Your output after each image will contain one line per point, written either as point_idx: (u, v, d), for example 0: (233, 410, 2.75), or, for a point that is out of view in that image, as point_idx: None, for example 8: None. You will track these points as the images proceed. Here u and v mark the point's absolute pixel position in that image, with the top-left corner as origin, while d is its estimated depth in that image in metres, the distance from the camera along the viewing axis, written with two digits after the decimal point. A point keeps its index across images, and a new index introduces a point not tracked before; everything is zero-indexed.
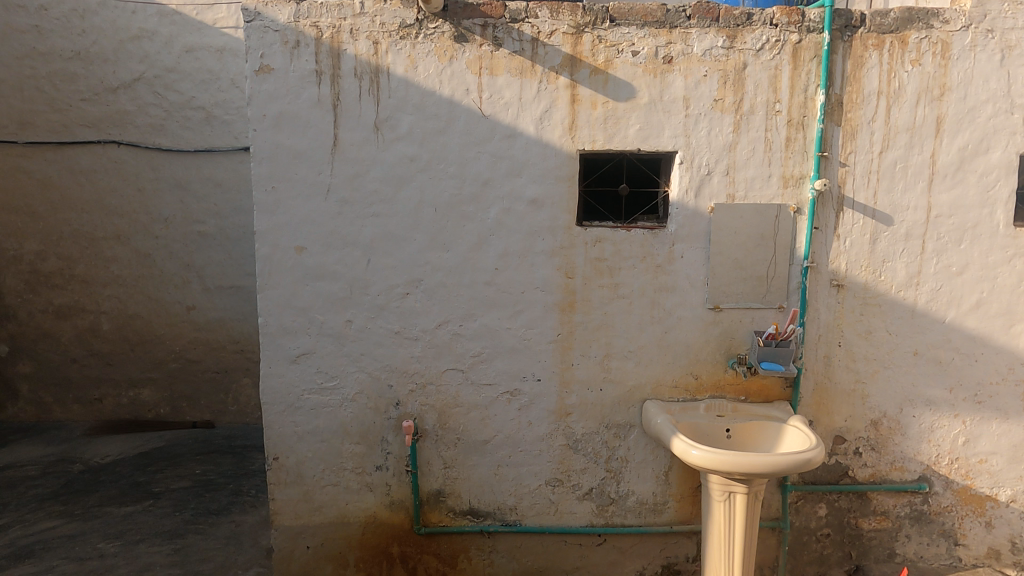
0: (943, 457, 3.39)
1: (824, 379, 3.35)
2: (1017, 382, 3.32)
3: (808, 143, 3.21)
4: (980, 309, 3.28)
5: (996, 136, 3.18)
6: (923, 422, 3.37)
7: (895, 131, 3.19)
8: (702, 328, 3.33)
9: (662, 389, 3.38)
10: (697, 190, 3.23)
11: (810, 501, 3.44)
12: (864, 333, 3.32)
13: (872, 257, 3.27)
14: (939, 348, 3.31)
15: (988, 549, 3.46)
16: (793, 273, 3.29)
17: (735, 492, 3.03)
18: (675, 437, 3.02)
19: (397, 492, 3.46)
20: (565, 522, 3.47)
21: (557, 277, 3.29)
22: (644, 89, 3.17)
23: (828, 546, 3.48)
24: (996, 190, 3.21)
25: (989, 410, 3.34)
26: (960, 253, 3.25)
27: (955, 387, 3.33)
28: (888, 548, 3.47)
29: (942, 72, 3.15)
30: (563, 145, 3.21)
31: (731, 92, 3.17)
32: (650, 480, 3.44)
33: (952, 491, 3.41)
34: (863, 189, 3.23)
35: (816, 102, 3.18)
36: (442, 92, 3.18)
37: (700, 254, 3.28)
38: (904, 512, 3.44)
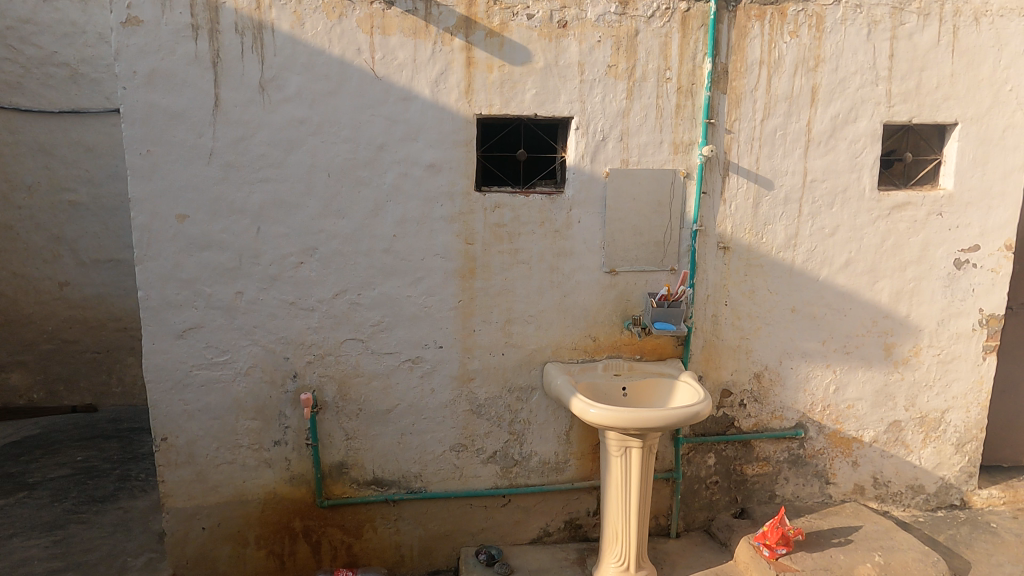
0: (817, 404, 3.68)
1: (713, 337, 3.54)
2: (879, 333, 3.64)
3: (696, 110, 3.33)
4: (848, 267, 3.55)
5: (863, 106, 3.42)
6: (799, 373, 3.64)
7: (775, 99, 3.36)
8: (599, 291, 3.43)
9: (561, 352, 3.46)
10: (593, 155, 3.29)
11: (700, 451, 3.65)
12: (748, 292, 3.52)
13: (755, 220, 3.46)
14: (814, 304, 3.56)
15: (855, 485, 3.80)
16: (684, 237, 3.43)
17: (631, 446, 3.17)
18: (575, 397, 3.11)
19: (297, 467, 3.38)
20: (470, 486, 3.51)
21: (456, 243, 3.28)
22: (540, 53, 3.16)
23: (716, 492, 3.71)
24: (863, 156, 3.46)
25: (856, 360, 3.65)
26: (832, 215, 3.49)
27: (827, 340, 3.61)
28: (769, 490, 3.75)
29: (817, 44, 3.33)
30: (459, 109, 3.17)
31: (624, 59, 3.23)
32: (552, 440, 3.54)
33: (824, 435, 3.72)
34: (746, 155, 3.39)
35: (703, 70, 3.29)
36: (332, 52, 3.04)
37: (597, 219, 3.35)
38: (783, 456, 3.72)
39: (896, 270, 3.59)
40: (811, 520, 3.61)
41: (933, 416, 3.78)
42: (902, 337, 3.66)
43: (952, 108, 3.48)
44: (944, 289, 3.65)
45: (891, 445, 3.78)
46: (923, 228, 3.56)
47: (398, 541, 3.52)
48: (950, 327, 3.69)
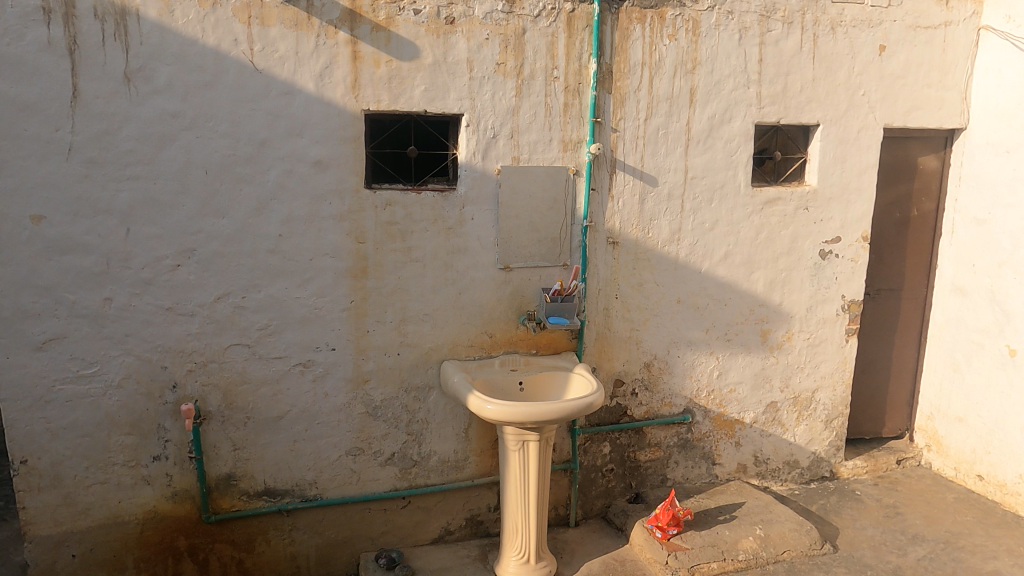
0: (702, 389, 3.88)
1: (605, 329, 3.65)
2: (756, 321, 3.89)
3: (583, 108, 3.41)
4: (727, 259, 3.77)
5: (737, 107, 3.63)
6: (685, 361, 3.82)
7: (657, 99, 3.50)
8: (494, 287, 3.44)
9: (458, 350, 3.45)
10: (484, 152, 3.30)
11: (595, 441, 3.75)
12: (637, 285, 3.65)
13: (641, 216, 3.59)
14: (697, 295, 3.75)
15: (739, 464, 4.04)
16: (575, 233, 3.51)
17: (528, 440, 3.21)
18: (471, 394, 3.11)
19: (180, 482, 3.18)
20: (368, 490, 3.44)
21: (346, 242, 3.19)
22: (427, 49, 3.14)
23: (612, 479, 3.83)
24: (738, 154, 3.68)
25: (736, 346, 3.88)
26: (711, 210, 3.69)
27: (710, 328, 3.81)
28: (661, 474, 3.92)
29: (693, 47, 3.50)
30: (346, 105, 3.08)
31: (512, 57, 3.26)
32: (451, 438, 3.53)
33: (710, 419, 3.92)
34: (631, 153, 3.52)
35: (589, 70, 3.38)
36: (206, 42, 2.88)
37: (489, 216, 3.37)
38: (673, 441, 3.90)
39: (770, 261, 3.84)
40: (700, 500, 3.80)
41: (805, 395, 4.08)
42: (776, 323, 3.92)
43: (814, 110, 3.76)
44: (812, 277, 3.94)
45: (769, 424, 4.05)
46: (792, 221, 3.83)
47: (293, 552, 3.40)
48: (818, 313, 3.99)
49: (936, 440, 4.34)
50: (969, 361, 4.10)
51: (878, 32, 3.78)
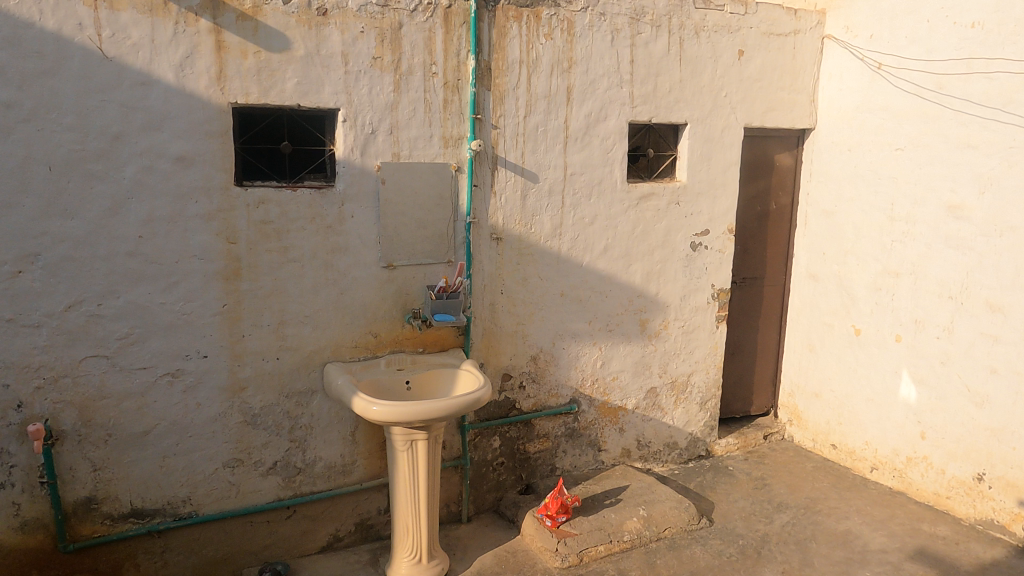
0: (587, 379, 4.00)
1: (491, 325, 3.68)
2: (635, 311, 4.07)
3: (462, 105, 3.41)
4: (606, 252, 3.91)
5: (611, 106, 3.76)
6: (570, 352, 3.92)
7: (535, 97, 3.56)
8: (378, 286, 3.38)
9: (342, 351, 3.36)
10: (362, 148, 3.22)
11: (485, 435, 3.77)
12: (521, 280, 3.71)
13: (523, 211, 3.65)
14: (579, 288, 3.87)
15: (623, 449, 4.21)
16: (458, 229, 3.51)
17: (416, 439, 3.18)
18: (356, 396, 3.04)
19: (31, 511, 2.89)
20: (249, 502, 3.28)
21: (216, 243, 3.01)
22: (299, 41, 3.01)
23: (502, 472, 3.88)
24: (613, 152, 3.82)
25: (617, 336, 4.03)
26: (590, 205, 3.81)
27: (592, 320, 3.94)
28: (550, 464, 4.01)
29: (569, 47, 3.59)
30: (211, 97, 2.91)
31: (388, 51, 3.20)
32: (337, 442, 3.43)
33: (595, 407, 4.06)
34: (512, 150, 3.56)
35: (467, 67, 3.38)
36: (44, 25, 2.61)
37: (370, 213, 3.30)
38: (560, 431, 4.00)
39: (646, 254, 4.02)
40: (587, 486, 3.92)
41: (682, 380, 4.32)
42: (654, 312, 4.12)
43: (682, 110, 3.97)
44: (684, 268, 4.17)
45: (650, 409, 4.25)
46: (665, 215, 4.04)
47: None
48: (691, 301, 4.23)
49: (796, 415, 4.72)
50: (822, 341, 4.50)
51: (737, 37, 4.05)
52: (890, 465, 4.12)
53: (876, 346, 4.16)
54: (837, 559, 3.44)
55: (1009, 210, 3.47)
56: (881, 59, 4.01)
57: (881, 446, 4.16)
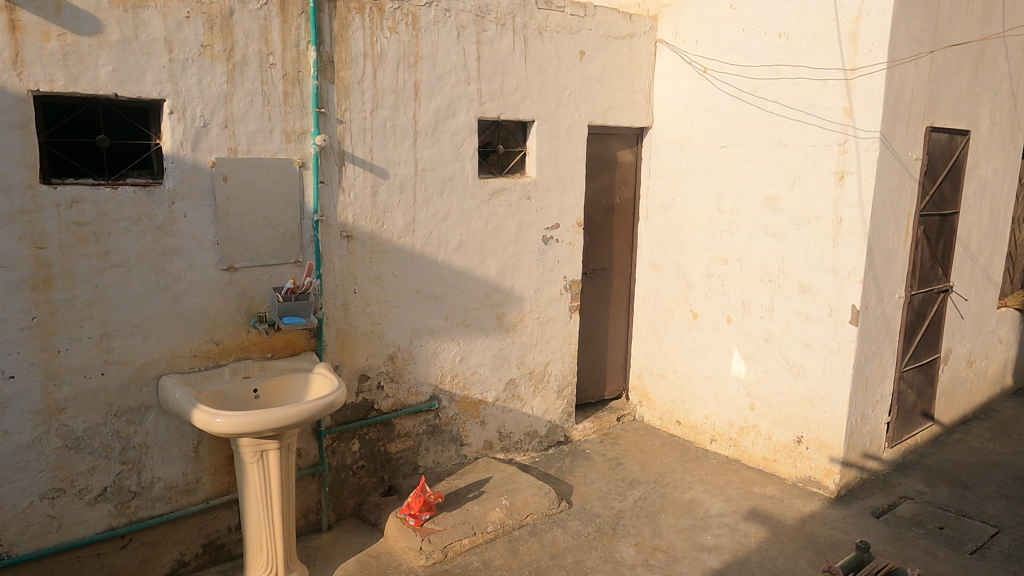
0: (446, 375, 4.01)
1: (345, 325, 3.57)
2: (491, 305, 4.13)
3: (305, 98, 3.28)
4: (461, 248, 3.93)
5: (460, 102, 3.78)
6: (428, 349, 3.91)
7: (382, 92, 3.50)
8: (218, 290, 3.16)
9: (179, 362, 3.11)
10: (194, 143, 3.00)
11: (343, 440, 3.66)
12: (375, 279, 3.63)
13: (374, 208, 3.57)
14: (435, 285, 3.86)
15: (485, 441, 4.26)
16: (305, 227, 3.36)
17: (267, 450, 3.02)
18: (197, 409, 2.83)
19: None
20: (75, 535, 2.95)
21: (20, 248, 2.67)
22: (112, 24, 2.74)
23: (363, 476, 3.79)
24: (463, 148, 3.85)
25: (474, 330, 4.07)
26: (443, 201, 3.81)
27: (449, 315, 3.95)
28: (412, 463, 3.97)
29: (414, 42, 3.56)
30: (5, 84, 2.57)
31: (219, 40, 3.00)
32: (178, 460, 3.17)
33: (455, 402, 4.07)
34: (360, 145, 3.47)
35: (308, 58, 3.25)
36: None
37: (206, 212, 3.08)
38: (422, 429, 3.97)
39: (499, 249, 4.10)
40: (451, 482, 3.93)
41: (539, 369, 4.45)
42: (509, 306, 4.21)
43: (529, 108, 4.08)
44: (537, 262, 4.30)
45: (510, 401, 4.34)
46: (517, 210, 4.13)
47: None
48: (544, 293, 4.37)
49: (645, 396, 5.04)
50: (665, 325, 4.83)
51: (578, 39, 4.23)
52: (727, 436, 4.51)
53: (711, 328, 4.53)
54: (683, 527, 3.71)
55: (814, 201, 3.91)
56: (705, 64, 4.37)
57: (718, 419, 4.54)
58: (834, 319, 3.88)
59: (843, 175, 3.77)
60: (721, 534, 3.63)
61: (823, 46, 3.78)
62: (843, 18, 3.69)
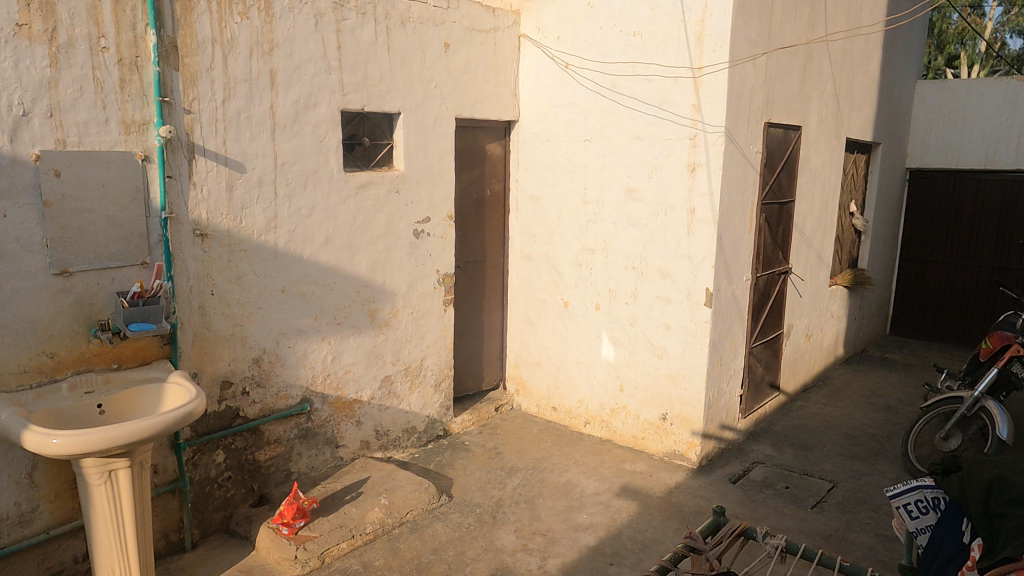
0: (318, 376, 3.87)
1: (203, 330, 3.34)
2: (363, 302, 4.03)
3: (145, 85, 3.02)
4: (328, 245, 3.80)
5: (320, 92, 3.65)
6: (297, 350, 3.75)
7: (234, 80, 3.30)
8: (50, 298, 2.85)
9: (5, 379, 2.77)
10: (12, 134, 2.67)
11: (206, 451, 3.44)
12: (235, 279, 3.43)
13: (230, 204, 3.36)
14: (302, 283, 3.71)
15: (362, 441, 4.17)
16: (152, 226, 3.11)
17: (116, 469, 2.77)
18: (28, 431, 2.53)
19: None
20: None
21: None
22: None
23: (230, 488, 3.58)
24: (327, 140, 3.72)
25: (346, 328, 3.96)
26: (306, 196, 3.67)
27: (319, 314, 3.81)
28: (284, 469, 3.81)
29: (268, 28, 3.39)
30: None
31: (38, 18, 2.69)
32: (9, 489, 2.84)
33: (328, 403, 3.95)
34: (211, 137, 3.25)
35: (147, 43, 2.99)
36: None
37: (31, 212, 2.76)
38: (293, 434, 3.81)
39: (369, 244, 4.01)
40: (326, 485, 3.81)
41: (415, 365, 4.40)
42: (382, 302, 4.13)
43: (395, 100, 4.01)
44: (409, 256, 4.25)
45: (386, 398, 4.27)
46: (386, 204, 4.06)
47: None
48: (418, 287, 4.33)
49: (522, 384, 5.15)
50: (538, 315, 4.96)
51: (441, 31, 4.21)
52: (599, 418, 4.71)
53: (581, 315, 4.70)
54: (560, 509, 3.83)
55: (670, 191, 4.15)
56: (567, 60, 4.51)
57: (591, 402, 4.73)
58: (691, 302, 4.15)
59: (695, 167, 4.03)
60: (596, 512, 3.78)
61: (673, 46, 4.01)
62: (690, 19, 3.93)
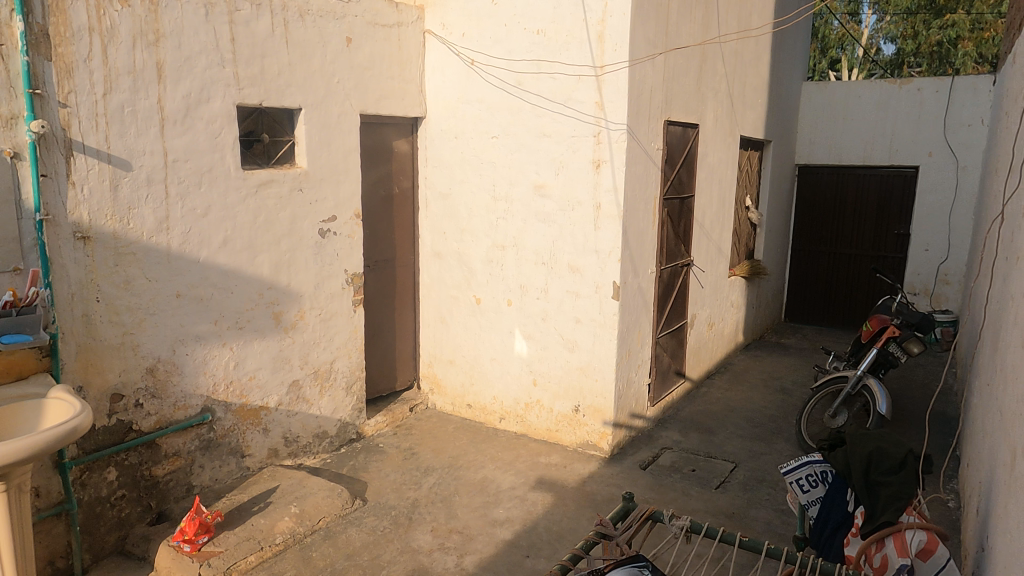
0: (219, 384, 3.69)
1: (88, 339, 3.11)
2: (267, 305, 3.88)
3: (12, 76, 2.77)
4: (227, 246, 3.63)
5: (213, 86, 3.48)
6: (196, 357, 3.56)
7: (116, 72, 3.09)
8: None
9: None
10: None
11: (96, 470, 3.21)
12: (123, 284, 3.22)
13: (115, 205, 3.14)
14: (198, 286, 3.53)
15: (269, 450, 4.01)
16: (25, 229, 2.87)
17: None
18: None
19: None
20: None
21: None
22: None
23: (125, 507, 3.36)
24: (222, 136, 3.55)
25: (249, 333, 3.80)
26: (202, 195, 3.49)
27: (219, 319, 3.64)
28: (185, 484, 3.61)
29: (153, 17, 3.19)
30: None
31: None
32: None
33: (232, 412, 3.77)
34: (91, 133, 3.03)
35: (13, 30, 2.75)
36: None
37: None
38: (194, 446, 3.62)
39: (271, 244, 3.86)
40: (232, 498, 3.64)
41: (324, 368, 4.28)
42: (287, 304, 4.00)
43: (295, 95, 3.88)
44: (315, 256, 4.13)
45: (294, 403, 4.13)
46: (288, 203, 3.92)
47: None
48: (325, 288, 4.21)
49: (436, 383, 5.12)
50: (450, 313, 4.94)
51: (342, 24, 4.10)
52: (513, 413, 4.75)
53: (493, 311, 4.72)
54: (476, 505, 3.83)
55: (576, 187, 4.23)
56: (473, 57, 4.51)
57: (505, 398, 4.76)
58: (600, 295, 4.25)
59: (599, 164, 4.12)
60: (512, 506, 3.81)
61: (576, 45, 4.09)
62: (591, 19, 4.02)
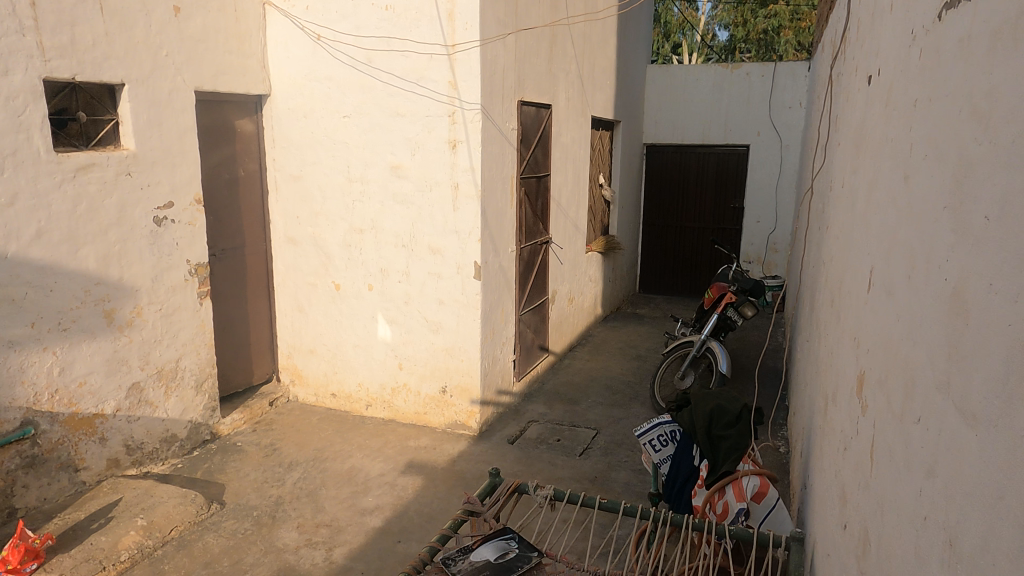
0: (42, 394, 3.30)
1: None
2: (95, 302, 3.51)
3: None
4: (41, 238, 3.23)
5: (12, 57, 3.05)
6: (10, 365, 3.15)
7: None
8: None
9: None
10: None
11: None
12: None
13: None
14: (8, 286, 3.11)
15: (109, 460, 3.65)
16: None
17: None
18: None
19: None
20: None
21: None
22: None
23: None
24: (27, 114, 3.13)
25: (75, 334, 3.42)
26: (5, 182, 3.07)
27: (36, 321, 3.24)
28: (6, 508, 3.19)
29: None
30: None
31: None
32: None
33: (59, 423, 3.38)
34: None
35: None
36: None
37: None
38: (15, 464, 3.21)
39: (96, 235, 3.48)
40: (65, 518, 3.28)
41: (169, 367, 3.96)
42: (120, 300, 3.64)
43: (115, 68, 3.50)
44: (150, 247, 3.78)
45: (136, 408, 3.78)
46: (114, 188, 3.55)
47: None
48: (164, 281, 3.88)
49: (297, 374, 4.93)
50: (309, 301, 4.75)
51: None
52: (380, 399, 4.68)
53: (353, 297, 4.60)
54: (344, 496, 3.74)
55: (433, 167, 4.19)
56: (319, 31, 4.31)
57: (370, 384, 4.68)
58: (461, 276, 4.26)
59: (455, 144, 4.10)
60: (381, 493, 3.76)
61: (426, 22, 4.01)
62: None
